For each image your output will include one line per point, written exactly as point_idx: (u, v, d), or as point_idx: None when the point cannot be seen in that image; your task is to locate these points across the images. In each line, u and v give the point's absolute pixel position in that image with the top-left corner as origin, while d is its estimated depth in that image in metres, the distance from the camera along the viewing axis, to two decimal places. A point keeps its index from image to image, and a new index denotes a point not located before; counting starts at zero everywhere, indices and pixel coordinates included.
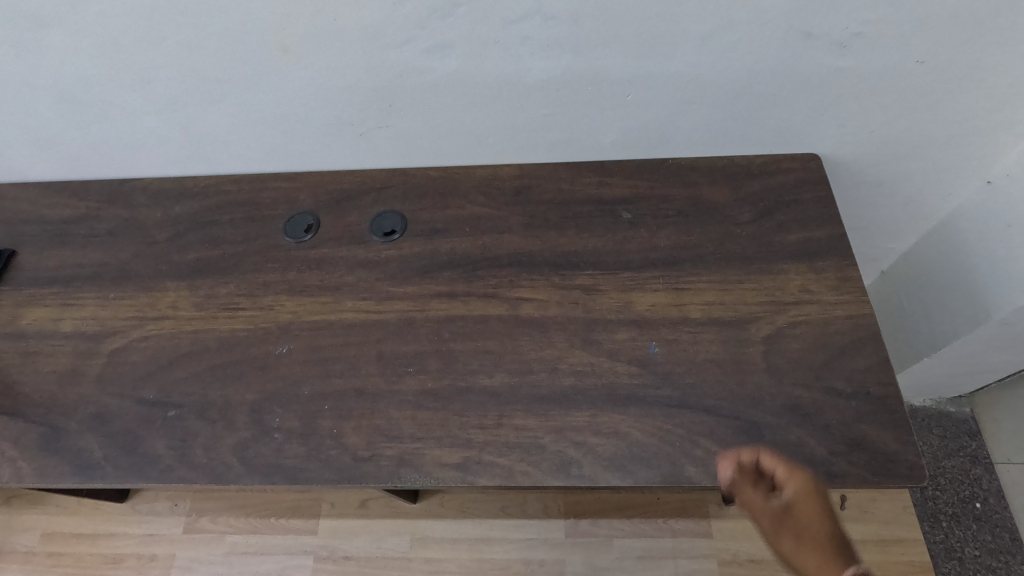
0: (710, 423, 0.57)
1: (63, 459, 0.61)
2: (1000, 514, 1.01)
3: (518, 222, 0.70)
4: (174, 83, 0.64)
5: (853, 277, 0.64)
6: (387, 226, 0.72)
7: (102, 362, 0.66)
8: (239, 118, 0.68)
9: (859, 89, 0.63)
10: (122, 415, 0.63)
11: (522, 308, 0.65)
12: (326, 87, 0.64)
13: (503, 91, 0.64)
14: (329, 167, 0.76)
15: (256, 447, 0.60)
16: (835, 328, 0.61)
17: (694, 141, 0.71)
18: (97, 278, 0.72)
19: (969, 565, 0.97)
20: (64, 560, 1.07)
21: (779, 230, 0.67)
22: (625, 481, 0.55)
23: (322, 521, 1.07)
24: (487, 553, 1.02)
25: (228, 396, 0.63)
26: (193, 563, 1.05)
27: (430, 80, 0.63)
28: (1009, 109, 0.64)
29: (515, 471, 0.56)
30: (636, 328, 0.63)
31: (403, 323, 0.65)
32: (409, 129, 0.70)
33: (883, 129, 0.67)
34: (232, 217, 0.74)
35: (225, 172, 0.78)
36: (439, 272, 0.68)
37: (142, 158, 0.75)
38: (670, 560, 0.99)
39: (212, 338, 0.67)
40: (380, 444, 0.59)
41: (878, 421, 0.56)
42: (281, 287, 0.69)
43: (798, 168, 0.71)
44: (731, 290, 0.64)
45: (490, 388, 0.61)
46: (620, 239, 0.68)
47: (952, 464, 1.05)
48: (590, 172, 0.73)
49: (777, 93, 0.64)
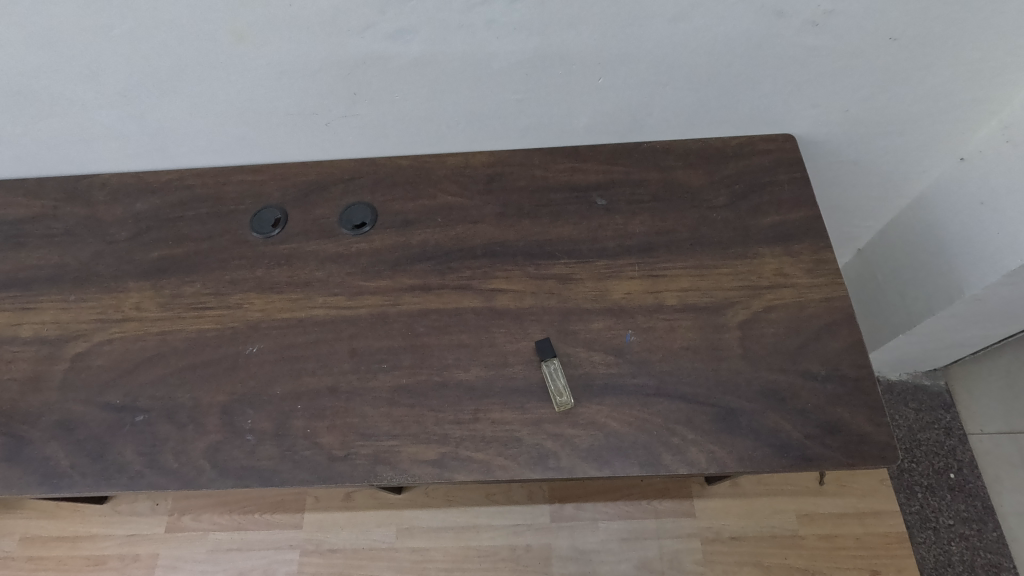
0: (687, 411, 0.57)
1: (28, 469, 0.59)
2: (973, 484, 1.03)
3: (491, 211, 0.69)
4: (126, 75, 0.61)
5: (828, 259, 0.63)
6: (357, 218, 0.70)
7: (66, 368, 0.64)
8: (198, 109, 0.66)
9: (832, 69, 0.62)
10: (88, 421, 0.61)
11: (497, 300, 0.64)
12: (286, 77, 0.62)
13: (471, 76, 0.62)
14: (295, 158, 0.74)
15: (228, 449, 0.58)
16: (810, 311, 0.61)
17: (669, 124, 0.70)
18: (56, 280, 0.69)
19: (943, 533, 1.00)
20: (46, 564, 1.06)
21: (754, 213, 0.67)
22: (602, 472, 0.55)
23: (308, 515, 1.06)
24: (474, 540, 1.03)
25: (197, 398, 0.61)
26: (177, 562, 1.04)
27: (394, 67, 0.61)
28: (979, 87, 0.64)
29: (492, 465, 0.56)
30: (612, 317, 0.62)
31: (376, 319, 0.64)
32: (376, 118, 0.67)
33: (856, 108, 0.67)
34: (196, 212, 0.72)
35: (187, 166, 0.75)
36: (411, 264, 0.67)
37: (98, 154, 0.72)
38: (655, 540, 1.01)
39: (179, 339, 0.65)
40: (356, 442, 0.58)
41: (853, 403, 0.57)
42: (249, 285, 0.67)
43: (773, 149, 0.70)
44: (706, 275, 0.64)
45: (466, 382, 0.60)
46: (596, 226, 0.67)
47: (927, 436, 1.07)
48: (563, 158, 0.72)
49: (750, 74, 0.62)
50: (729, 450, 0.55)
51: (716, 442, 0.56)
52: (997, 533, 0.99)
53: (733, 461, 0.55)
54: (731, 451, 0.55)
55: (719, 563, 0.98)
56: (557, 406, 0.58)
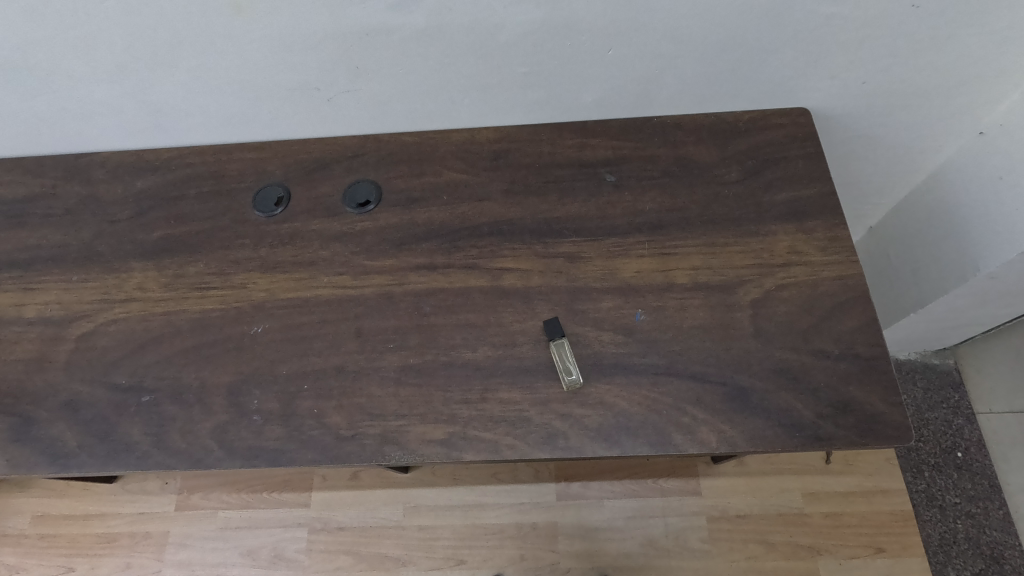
0: (698, 391, 0.56)
1: (36, 450, 0.59)
2: (980, 463, 1.03)
3: (498, 188, 0.68)
4: (123, 49, 0.59)
5: (842, 237, 0.62)
6: (362, 196, 0.68)
7: (70, 348, 0.64)
8: (197, 85, 0.64)
9: (850, 38, 0.59)
10: (95, 402, 0.61)
11: (504, 279, 0.63)
12: (286, 50, 0.60)
13: (477, 48, 0.60)
14: (298, 135, 0.72)
15: (234, 430, 0.58)
16: (823, 290, 0.60)
17: (680, 97, 0.68)
18: (58, 260, 0.69)
19: (949, 512, 1.00)
20: (58, 542, 1.07)
21: (766, 189, 0.65)
22: (612, 451, 0.55)
23: (315, 494, 1.07)
24: (480, 518, 1.04)
25: (203, 378, 0.61)
26: (187, 540, 1.05)
27: (397, 39, 0.59)
28: (1003, 57, 0.61)
29: (501, 445, 0.55)
30: (621, 296, 0.61)
31: (382, 298, 0.63)
32: (380, 94, 0.66)
33: (874, 80, 0.65)
34: (197, 191, 0.71)
35: (187, 144, 0.74)
36: (417, 243, 0.66)
37: (96, 131, 0.71)
38: (660, 518, 1.01)
39: (183, 319, 0.64)
40: (363, 422, 0.57)
41: (867, 382, 0.56)
42: (254, 264, 0.66)
43: (787, 124, 0.68)
44: (717, 253, 0.62)
45: (474, 362, 0.59)
46: (605, 203, 0.66)
47: (935, 415, 1.07)
48: (571, 133, 0.70)
49: (766, 44, 0.60)
50: (740, 430, 0.55)
51: (727, 422, 0.55)
52: (1003, 512, 0.99)
53: (744, 441, 0.54)
54: (743, 430, 0.55)
55: (724, 541, 0.99)
56: (567, 386, 0.57)
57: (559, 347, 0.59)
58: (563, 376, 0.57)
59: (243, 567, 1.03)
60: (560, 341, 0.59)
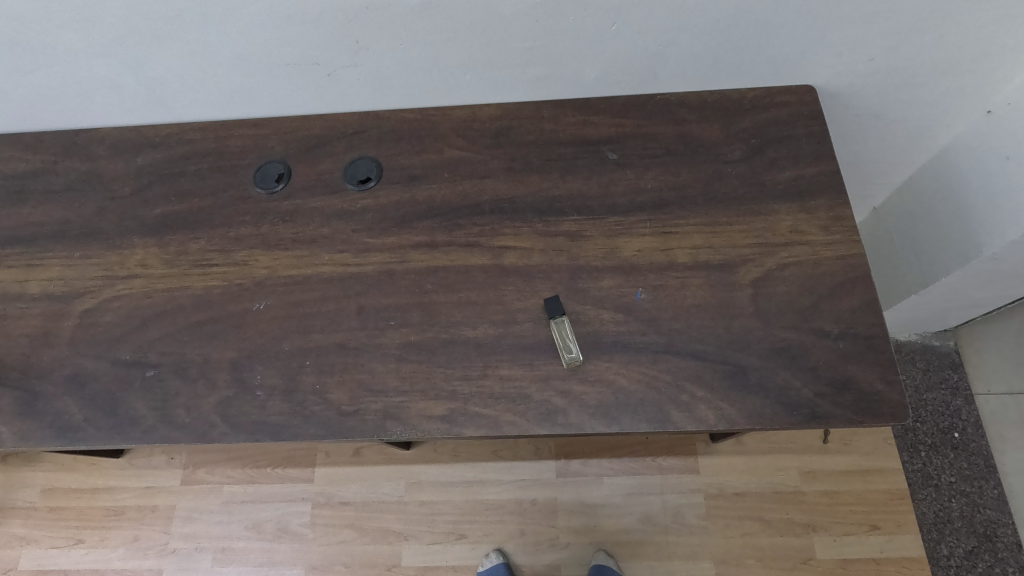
0: (698, 368, 0.57)
1: (43, 423, 0.60)
2: (977, 443, 1.04)
3: (499, 165, 0.67)
4: (120, 23, 0.58)
5: (845, 216, 0.62)
6: (363, 173, 0.68)
7: (74, 324, 0.64)
8: (196, 60, 0.63)
9: (859, 14, 0.58)
10: (100, 376, 0.61)
11: (505, 257, 0.63)
12: (286, 24, 0.59)
13: (478, 23, 0.59)
14: (298, 111, 0.72)
15: (237, 405, 0.59)
16: (824, 270, 0.60)
17: (684, 74, 0.67)
18: (59, 237, 0.69)
19: (944, 491, 1.01)
20: (67, 514, 1.09)
21: (769, 168, 0.65)
22: (611, 427, 0.55)
23: (318, 469, 1.08)
24: (480, 494, 1.05)
25: (207, 354, 0.61)
26: (194, 513, 1.07)
27: (399, 13, 0.58)
28: (1015, 33, 0.60)
29: (501, 421, 0.56)
30: (623, 275, 0.61)
31: (383, 276, 0.63)
32: (380, 69, 0.65)
33: (882, 57, 0.64)
34: (197, 167, 0.70)
35: (187, 120, 0.73)
36: (418, 221, 0.66)
37: (95, 107, 0.71)
38: (659, 496, 1.03)
39: (186, 296, 0.64)
40: (364, 398, 0.58)
41: (866, 361, 0.56)
42: (255, 242, 0.66)
43: (792, 101, 0.67)
44: (719, 232, 0.62)
45: (474, 339, 0.60)
46: (607, 181, 0.65)
47: (934, 396, 1.07)
48: (573, 111, 0.69)
49: (773, 20, 0.59)
50: (738, 407, 0.55)
51: (725, 400, 0.55)
52: (997, 492, 1.01)
53: (741, 418, 0.55)
54: (741, 408, 0.55)
55: (721, 518, 1.01)
56: (568, 363, 0.57)
57: (559, 326, 0.59)
58: (563, 354, 0.57)
59: (249, 539, 1.05)
60: (560, 319, 0.59)
